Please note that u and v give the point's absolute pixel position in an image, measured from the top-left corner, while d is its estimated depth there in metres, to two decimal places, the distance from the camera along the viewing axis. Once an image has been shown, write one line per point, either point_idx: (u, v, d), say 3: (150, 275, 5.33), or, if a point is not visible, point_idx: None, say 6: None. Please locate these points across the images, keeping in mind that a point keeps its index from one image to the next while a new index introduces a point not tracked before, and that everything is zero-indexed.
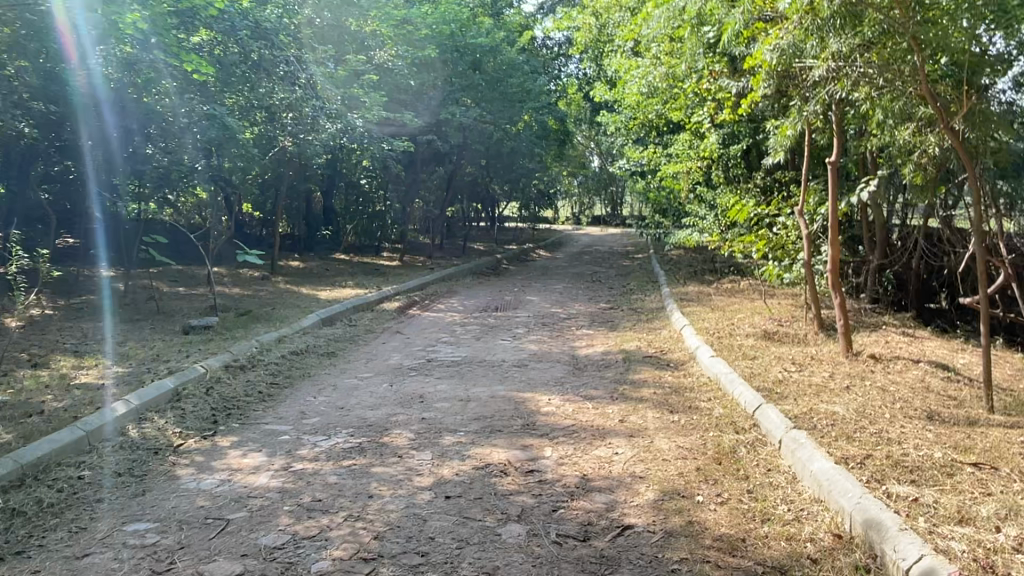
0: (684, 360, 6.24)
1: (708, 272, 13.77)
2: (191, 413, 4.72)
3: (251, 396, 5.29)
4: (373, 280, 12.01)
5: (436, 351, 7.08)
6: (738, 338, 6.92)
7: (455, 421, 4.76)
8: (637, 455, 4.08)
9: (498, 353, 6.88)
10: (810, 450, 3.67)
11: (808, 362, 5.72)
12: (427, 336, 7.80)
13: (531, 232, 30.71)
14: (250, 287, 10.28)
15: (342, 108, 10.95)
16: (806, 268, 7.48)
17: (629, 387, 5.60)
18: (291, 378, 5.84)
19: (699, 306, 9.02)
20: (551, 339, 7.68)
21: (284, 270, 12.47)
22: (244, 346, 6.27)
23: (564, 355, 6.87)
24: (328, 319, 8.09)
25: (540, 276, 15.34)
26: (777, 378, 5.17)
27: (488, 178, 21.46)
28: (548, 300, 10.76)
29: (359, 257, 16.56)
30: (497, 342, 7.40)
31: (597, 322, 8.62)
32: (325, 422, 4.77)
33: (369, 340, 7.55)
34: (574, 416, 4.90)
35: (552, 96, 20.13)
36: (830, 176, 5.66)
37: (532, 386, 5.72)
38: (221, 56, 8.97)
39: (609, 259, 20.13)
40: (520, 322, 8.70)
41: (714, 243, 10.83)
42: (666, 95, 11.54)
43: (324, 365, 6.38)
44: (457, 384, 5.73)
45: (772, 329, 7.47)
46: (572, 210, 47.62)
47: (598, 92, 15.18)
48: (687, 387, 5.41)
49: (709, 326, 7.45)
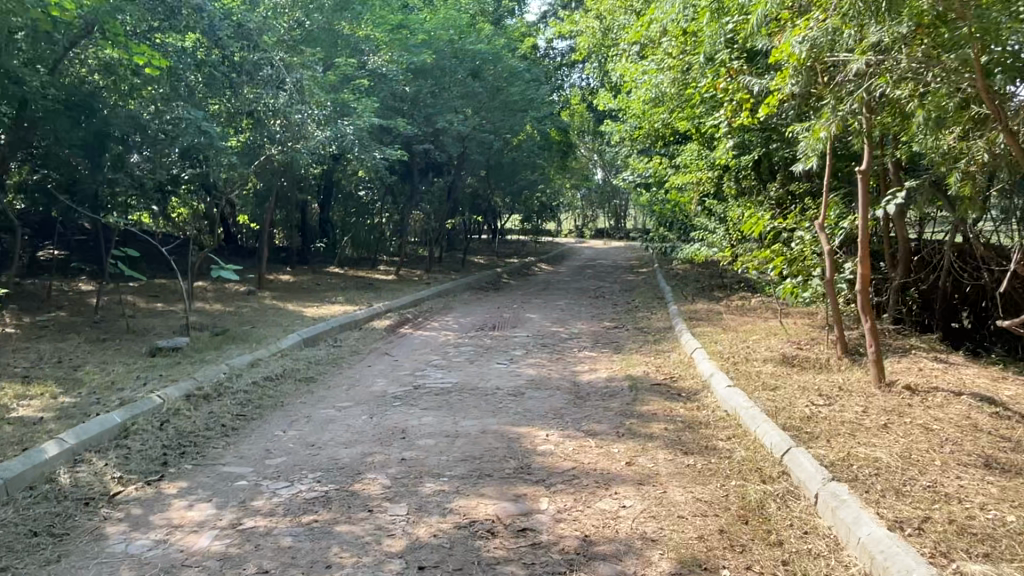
0: (697, 390, 5.65)
1: (716, 288, 13.16)
2: (138, 453, 4.16)
3: (212, 430, 4.71)
4: (366, 295, 11.43)
5: (425, 376, 6.49)
6: (755, 364, 6.32)
7: (438, 464, 4.17)
8: (647, 510, 3.48)
9: (492, 379, 6.30)
10: (857, 511, 3.07)
11: (837, 394, 5.11)
12: (417, 359, 7.21)
13: (534, 245, 30.16)
14: (233, 304, 9.70)
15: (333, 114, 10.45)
16: (827, 287, 6.89)
17: (637, 421, 5.00)
18: (261, 409, 5.25)
19: (710, 327, 8.42)
20: (550, 362, 7.09)
21: (272, 285, 11.90)
22: (211, 372, 5.69)
23: (564, 382, 6.28)
24: (311, 339, 7.51)
25: (541, 291, 14.75)
26: (805, 414, 4.57)
27: (489, 190, 20.93)
28: (549, 318, 10.17)
29: (354, 271, 15.99)
30: (492, 367, 6.81)
31: (600, 344, 8.03)
32: (291, 464, 4.18)
33: (354, 364, 6.96)
34: (574, 457, 4.31)
35: (555, 106, 19.66)
36: (860, 187, 5.09)
37: (528, 419, 5.12)
38: (201, 58, 8.76)
39: (614, 273, 19.53)
40: (518, 343, 8.12)
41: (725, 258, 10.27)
42: (675, 102, 11.05)
43: (300, 393, 5.78)
44: (444, 417, 5.14)
45: (791, 353, 6.87)
46: (575, 224, 47.07)
47: (602, 101, 14.66)
48: (702, 423, 4.81)
49: (723, 350, 6.86)
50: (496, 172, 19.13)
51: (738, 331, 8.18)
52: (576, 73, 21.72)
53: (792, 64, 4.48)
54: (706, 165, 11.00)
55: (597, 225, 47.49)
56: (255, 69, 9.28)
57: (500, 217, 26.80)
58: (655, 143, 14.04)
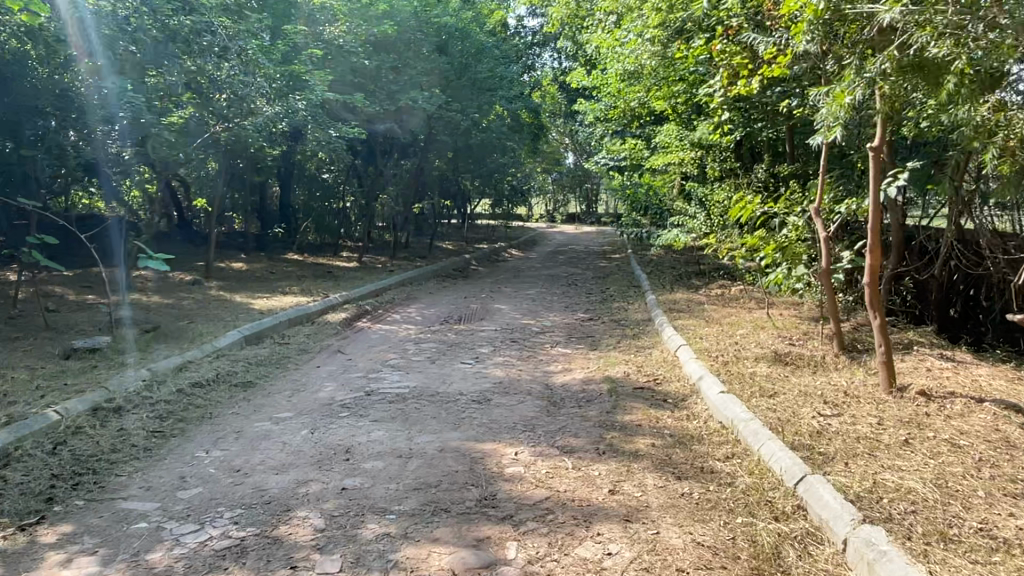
0: (685, 395, 5.02)
1: (695, 276, 12.58)
2: (16, 489, 3.44)
3: (119, 453, 3.98)
4: (322, 285, 10.64)
5: (380, 379, 5.77)
6: (748, 363, 5.70)
7: (386, 494, 3.48)
8: (639, 559, 2.82)
9: (455, 382, 5.61)
10: (903, 567, 2.45)
11: (844, 401, 4.51)
12: (372, 358, 6.49)
13: (504, 230, 29.45)
14: (174, 295, 8.89)
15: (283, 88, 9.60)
16: (823, 277, 6.30)
17: (620, 434, 4.36)
18: (183, 423, 4.52)
19: (693, 319, 7.81)
20: (520, 361, 6.42)
21: (222, 273, 11.06)
22: (128, 379, 4.93)
23: (536, 385, 5.61)
24: (254, 336, 6.75)
25: (512, 279, 14.07)
26: (814, 428, 3.96)
27: (458, 173, 20.14)
28: (520, 309, 9.49)
29: (314, 258, 15.16)
30: (456, 367, 6.12)
31: (575, 338, 7.37)
32: (207, 497, 3.47)
33: (300, 365, 6.22)
34: (548, 483, 3.65)
35: (525, 86, 18.91)
36: (872, 164, 4.51)
37: (494, 432, 4.45)
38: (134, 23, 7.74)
39: (587, 259, 18.89)
40: (485, 338, 7.43)
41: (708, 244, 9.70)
42: (659, 74, 10.46)
43: (234, 402, 5.05)
44: (397, 430, 4.44)
45: (783, 349, 6.27)
46: (547, 209, 46.35)
47: (576, 79, 13.98)
48: (695, 438, 4.17)
49: (710, 346, 6.24)
50: (465, 154, 18.37)
51: (723, 324, 7.58)
52: (548, 52, 21.00)
53: (808, 18, 3.87)
54: (688, 145, 10.44)
55: (569, 210, 46.85)
56: (197, 38, 8.30)
57: (469, 201, 26.01)
58: (630, 124, 13.42)
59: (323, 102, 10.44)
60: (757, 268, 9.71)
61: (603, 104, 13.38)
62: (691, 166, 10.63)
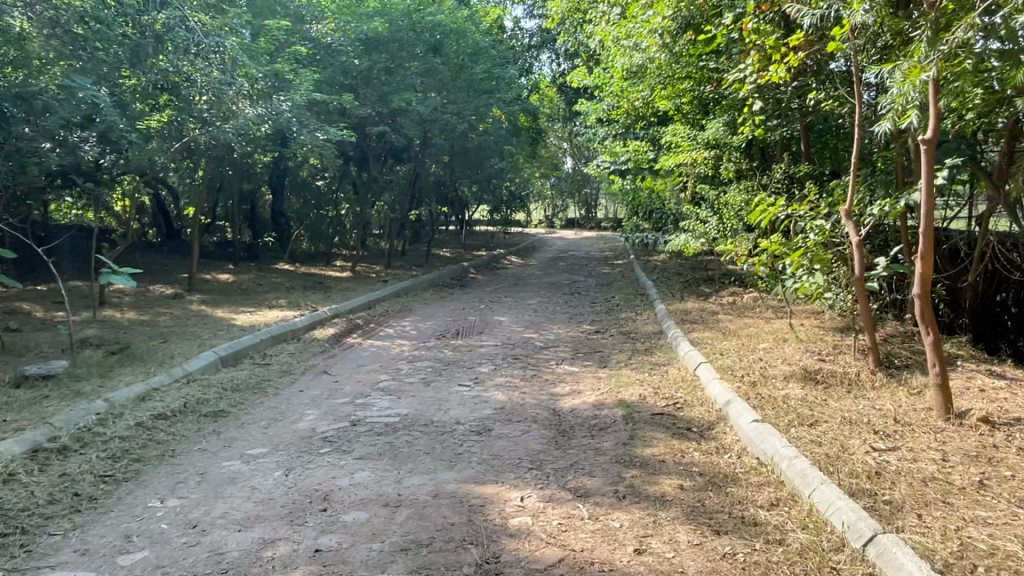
0: (712, 423, 4.45)
1: (704, 283, 12.00)
2: None
3: (56, 506, 3.42)
4: (311, 297, 10.06)
5: (368, 405, 5.18)
6: (778, 383, 5.12)
7: (368, 558, 2.90)
8: None
9: (451, 409, 5.02)
10: None
11: (896, 431, 3.94)
12: (361, 381, 5.91)
13: (503, 237, 28.88)
14: (151, 310, 8.31)
15: (268, 88, 9.02)
16: (856, 286, 5.74)
17: (642, 473, 3.77)
18: (138, 464, 3.95)
19: (710, 331, 7.23)
20: (524, 381, 5.83)
21: (206, 285, 10.48)
22: (80, 412, 4.38)
23: (541, 411, 5.02)
24: (232, 357, 6.17)
25: (511, 288, 13.49)
26: (871, 466, 3.39)
27: (455, 179, 19.58)
28: (522, 321, 8.91)
29: (306, 268, 14.56)
30: (452, 390, 5.53)
31: (581, 354, 6.79)
32: (152, 564, 2.89)
33: (280, 389, 5.64)
34: (560, 540, 3.06)
35: (523, 89, 18.36)
36: (925, 160, 3.97)
37: (495, 471, 3.87)
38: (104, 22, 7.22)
39: (588, 266, 18.31)
40: (484, 355, 6.85)
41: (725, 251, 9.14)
42: (673, 68, 9.97)
43: (200, 436, 4.48)
44: (384, 471, 3.86)
45: (813, 365, 5.70)
46: (546, 214, 45.75)
47: (576, 78, 13.47)
48: (730, 478, 3.59)
49: (733, 362, 5.67)
50: (461, 158, 17.82)
51: (743, 336, 7.01)
52: (546, 55, 20.51)
53: None
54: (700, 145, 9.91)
55: (568, 215, 46.29)
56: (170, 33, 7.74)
57: (467, 207, 25.45)
58: (632, 125, 12.90)
59: (309, 103, 9.87)
60: (774, 274, 9.16)
61: (605, 105, 12.84)
62: (702, 167, 10.11)
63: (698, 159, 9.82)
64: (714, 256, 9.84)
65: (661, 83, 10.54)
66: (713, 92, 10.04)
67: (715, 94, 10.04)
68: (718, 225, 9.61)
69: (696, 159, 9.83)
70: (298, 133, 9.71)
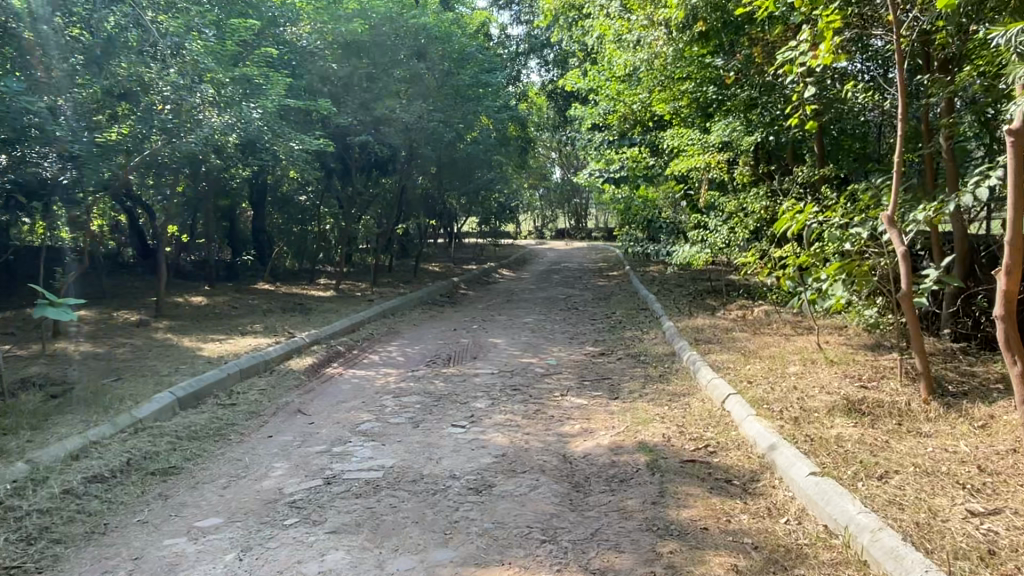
0: (758, 474, 3.74)
1: (710, 296, 11.32)
2: None
3: None
4: (290, 320, 9.29)
5: (346, 454, 4.43)
6: (824, 420, 4.41)
7: None
8: None
9: (443, 458, 4.28)
10: None
11: (988, 486, 3.24)
12: (339, 422, 5.15)
13: (493, 250, 28.20)
14: (110, 340, 7.54)
15: (236, 93, 8.26)
16: (903, 303, 5.05)
17: (682, 547, 3.04)
18: (58, 548, 3.20)
19: (730, 353, 6.53)
20: (526, 418, 5.10)
21: (176, 310, 9.71)
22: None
23: (549, 459, 4.28)
24: (192, 398, 5.41)
25: (504, 304, 12.78)
26: (978, 542, 2.68)
27: (443, 191, 18.87)
28: (519, 343, 8.18)
29: (287, 287, 13.79)
30: (444, 432, 4.79)
31: (589, 383, 6.07)
32: None
33: (245, 436, 4.88)
34: None
35: (512, 97, 17.70)
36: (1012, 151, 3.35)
37: (500, 547, 3.13)
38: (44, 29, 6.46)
39: (583, 278, 17.61)
40: (479, 387, 6.10)
41: (743, 262, 8.48)
42: (682, 65, 9.44)
43: (142, 503, 3.73)
44: (362, 550, 3.11)
45: (856, 394, 5.00)
46: (535, 225, 45.04)
47: (570, 82, 12.85)
48: (797, 556, 2.87)
49: (766, 393, 4.95)
50: (449, 169, 17.13)
51: (766, 359, 6.31)
52: (534, 62, 19.91)
53: None
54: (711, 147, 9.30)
55: (558, 226, 45.63)
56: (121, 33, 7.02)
57: (455, 220, 24.71)
58: (628, 131, 12.28)
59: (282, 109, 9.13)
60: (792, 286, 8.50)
61: (599, 110, 12.19)
62: (712, 172, 9.47)
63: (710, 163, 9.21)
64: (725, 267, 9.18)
65: (666, 81, 10.01)
66: (715, 93, 9.34)
67: (717, 95, 9.26)
68: (729, 234, 8.95)
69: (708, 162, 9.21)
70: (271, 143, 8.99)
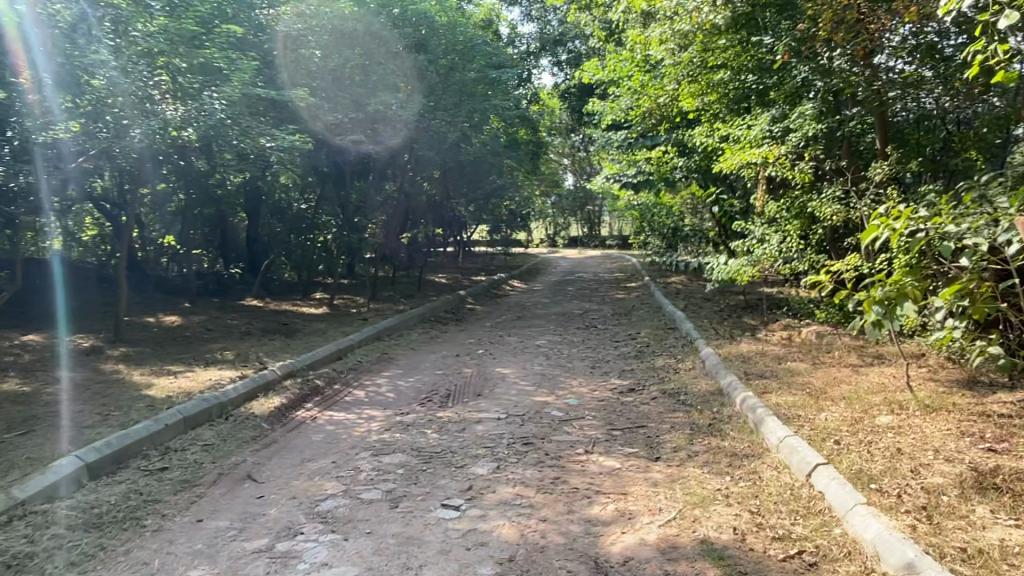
0: None
1: (747, 314, 10.04)
2: None
3: None
4: (267, 346, 8.08)
5: (291, 557, 3.18)
6: (966, 511, 3.12)
7: None
8: None
9: (424, 568, 3.02)
10: None
11: None
12: (295, 498, 3.90)
13: (504, 259, 26.98)
14: (47, 373, 6.36)
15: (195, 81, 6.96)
16: None
17: None
18: None
19: (797, 395, 5.25)
20: (541, 493, 3.83)
21: (141, 333, 8.53)
22: None
23: (575, 568, 3.01)
24: (110, 463, 4.20)
25: (515, 322, 11.54)
26: None
27: (449, 197, 17.69)
28: (531, 374, 6.93)
29: (278, 303, 12.61)
30: (432, 518, 3.53)
31: (620, 437, 4.81)
32: None
33: (164, 521, 3.64)
34: None
35: (522, 98, 16.50)
36: None
37: None
38: None
39: (600, 291, 16.33)
40: (482, 439, 4.85)
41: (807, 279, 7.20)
42: (728, 52, 8.75)
43: None
44: None
45: (987, 463, 3.69)
46: (547, 233, 43.76)
47: (586, 74, 11.70)
48: None
49: (866, 462, 3.68)
50: (456, 174, 15.96)
51: (843, 405, 5.02)
52: (546, 61, 18.81)
53: None
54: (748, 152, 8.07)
55: (570, 233, 44.35)
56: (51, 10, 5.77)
57: (463, 228, 23.53)
58: (650, 129, 11.10)
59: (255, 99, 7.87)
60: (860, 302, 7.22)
61: (621, 104, 11.02)
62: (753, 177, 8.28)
63: (751, 169, 8.01)
64: (777, 282, 7.92)
65: (701, 70, 9.18)
66: (756, 81, 8.55)
67: (757, 84, 8.57)
68: (780, 244, 7.72)
69: (749, 168, 8.02)
70: (240, 140, 7.81)
